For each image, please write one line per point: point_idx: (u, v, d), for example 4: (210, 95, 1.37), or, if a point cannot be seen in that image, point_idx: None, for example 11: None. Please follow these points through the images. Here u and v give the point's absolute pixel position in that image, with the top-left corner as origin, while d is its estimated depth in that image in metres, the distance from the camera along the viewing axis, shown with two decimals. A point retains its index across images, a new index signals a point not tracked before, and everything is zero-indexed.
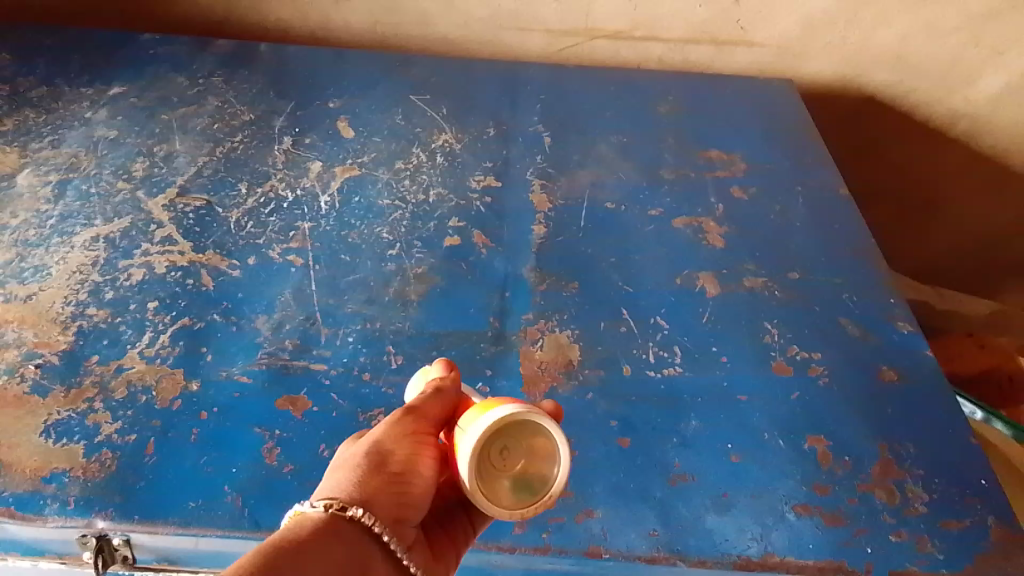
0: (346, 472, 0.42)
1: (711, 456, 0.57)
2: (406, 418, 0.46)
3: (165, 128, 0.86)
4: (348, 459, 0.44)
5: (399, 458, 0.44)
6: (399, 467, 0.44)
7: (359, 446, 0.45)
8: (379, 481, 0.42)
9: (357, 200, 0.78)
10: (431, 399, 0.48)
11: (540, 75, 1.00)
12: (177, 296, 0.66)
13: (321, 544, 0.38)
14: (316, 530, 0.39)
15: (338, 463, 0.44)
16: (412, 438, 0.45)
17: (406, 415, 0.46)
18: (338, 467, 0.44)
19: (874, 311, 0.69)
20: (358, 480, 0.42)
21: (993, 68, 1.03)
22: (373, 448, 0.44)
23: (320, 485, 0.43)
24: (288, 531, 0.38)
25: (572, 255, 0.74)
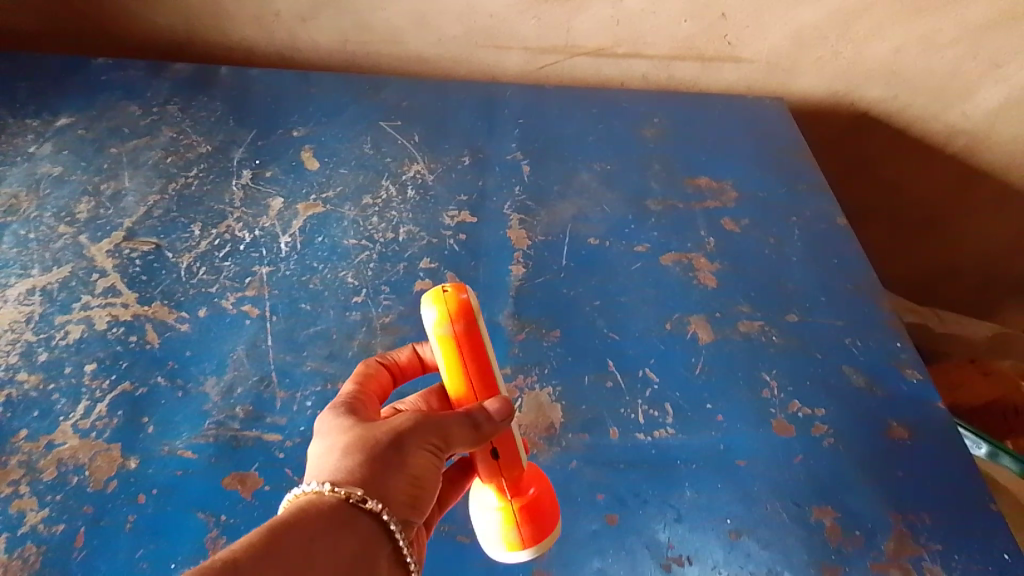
0: (364, 458, 0.39)
1: (708, 533, 0.52)
2: (435, 424, 0.42)
3: (114, 162, 0.80)
4: (361, 441, 0.40)
5: (419, 463, 0.41)
6: (418, 472, 0.41)
7: (375, 427, 0.41)
8: (397, 479, 0.40)
9: (321, 239, 0.73)
10: (468, 424, 0.43)
11: (518, 97, 0.94)
12: (119, 356, 0.60)
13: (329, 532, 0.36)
14: (329, 518, 0.36)
15: (348, 437, 0.41)
16: (434, 447, 0.41)
17: (434, 421, 0.42)
18: (349, 445, 0.40)
19: (880, 357, 0.64)
20: (377, 471, 0.39)
21: (993, 81, 0.98)
22: (394, 441, 0.40)
23: (328, 460, 0.39)
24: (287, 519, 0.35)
25: (554, 298, 0.68)
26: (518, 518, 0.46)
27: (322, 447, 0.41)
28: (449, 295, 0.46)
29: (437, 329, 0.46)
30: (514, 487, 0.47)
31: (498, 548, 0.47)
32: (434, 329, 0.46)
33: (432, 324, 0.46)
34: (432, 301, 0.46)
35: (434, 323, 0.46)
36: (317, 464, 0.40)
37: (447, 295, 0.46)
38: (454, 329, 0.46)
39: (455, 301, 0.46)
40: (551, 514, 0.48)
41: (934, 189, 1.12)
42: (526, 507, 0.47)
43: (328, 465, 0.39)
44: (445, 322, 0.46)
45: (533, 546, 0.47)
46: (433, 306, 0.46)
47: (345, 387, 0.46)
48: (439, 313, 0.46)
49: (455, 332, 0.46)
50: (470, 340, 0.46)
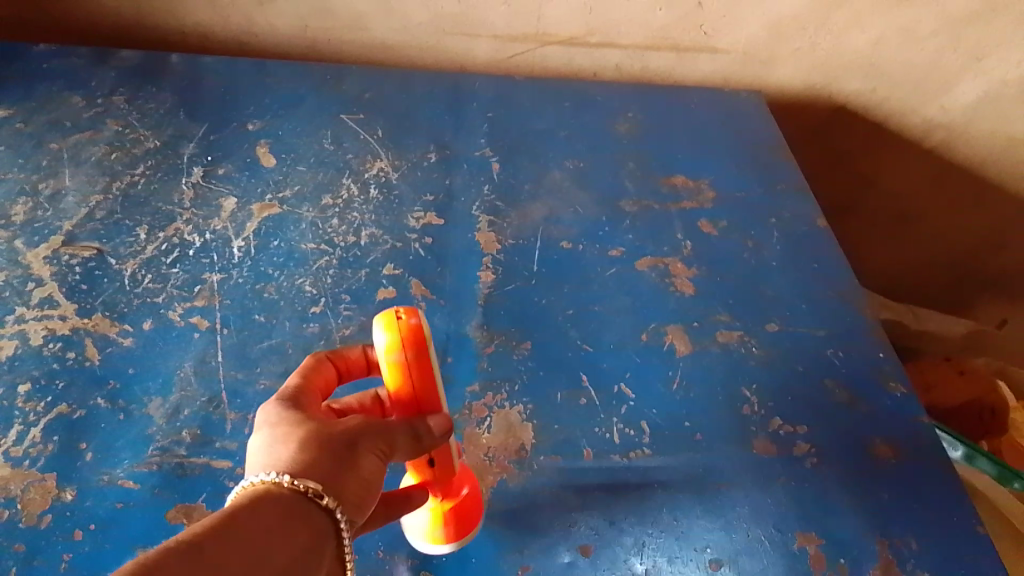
0: (319, 454, 0.38)
1: (687, 564, 0.49)
2: (387, 430, 0.41)
3: (54, 159, 0.74)
4: (316, 437, 0.39)
5: (369, 465, 0.40)
6: (368, 474, 0.40)
7: (327, 425, 0.40)
8: (348, 479, 0.39)
9: (276, 244, 0.68)
10: (413, 434, 0.43)
11: (488, 88, 0.90)
12: (55, 375, 0.56)
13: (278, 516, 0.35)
14: (285, 509, 0.36)
15: (300, 430, 0.39)
16: (383, 452, 0.41)
17: (385, 426, 0.42)
18: (302, 439, 0.39)
19: (863, 370, 0.62)
20: (331, 468, 0.38)
21: (973, 74, 0.96)
22: (347, 441, 0.40)
23: (280, 451, 0.38)
24: (238, 509, 0.35)
25: (524, 307, 0.65)
26: (446, 517, 0.47)
27: (270, 437, 0.39)
28: (401, 320, 0.44)
29: (386, 355, 0.44)
30: (446, 488, 0.48)
31: (421, 540, 0.47)
32: (383, 354, 0.44)
33: (380, 350, 0.44)
34: (383, 326, 0.44)
35: (383, 349, 0.44)
36: (269, 454, 0.38)
37: (399, 321, 0.44)
38: (402, 358, 0.43)
39: (407, 328, 0.44)
40: (475, 514, 0.49)
41: (911, 183, 1.10)
42: (455, 508, 0.48)
43: (281, 456, 0.38)
44: (393, 350, 0.43)
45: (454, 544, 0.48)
46: (384, 331, 0.44)
47: (289, 382, 0.44)
48: (389, 340, 0.43)
49: (402, 362, 0.44)
50: (418, 370, 0.44)
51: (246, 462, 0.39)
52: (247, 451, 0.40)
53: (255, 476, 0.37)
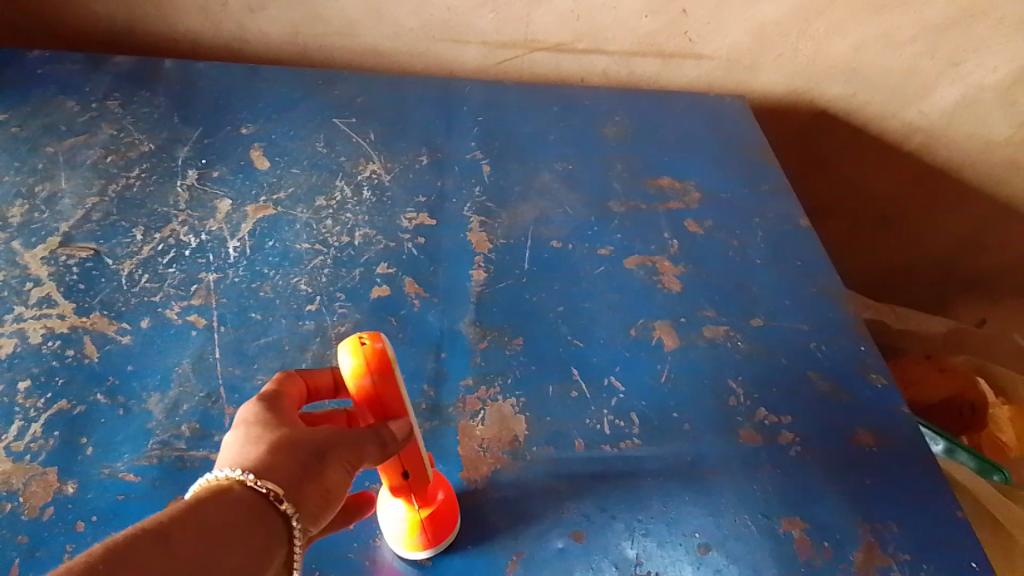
0: (287, 460, 0.39)
1: (676, 549, 0.50)
2: (358, 444, 0.42)
3: (50, 162, 0.75)
4: (287, 443, 0.40)
5: (335, 477, 0.41)
6: (332, 485, 0.41)
7: (300, 433, 0.41)
8: (311, 487, 0.40)
9: (271, 244, 0.69)
10: (382, 448, 0.44)
11: (478, 93, 0.92)
12: (55, 372, 0.56)
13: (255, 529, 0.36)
14: (246, 509, 0.37)
15: (273, 434, 0.41)
16: (350, 465, 0.42)
17: (356, 439, 0.42)
18: (274, 443, 0.40)
19: (846, 363, 0.64)
20: (295, 475, 0.39)
21: (950, 79, 0.99)
22: (317, 451, 0.41)
23: (251, 451, 0.40)
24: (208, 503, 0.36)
25: (516, 304, 0.66)
26: (422, 526, 0.48)
27: (244, 435, 0.41)
28: (366, 346, 0.44)
29: (351, 380, 0.44)
30: (422, 498, 0.48)
31: (399, 546, 0.48)
32: (348, 378, 0.44)
33: (345, 374, 0.44)
34: (349, 351, 0.44)
35: (348, 373, 0.44)
36: (240, 452, 0.40)
37: (364, 346, 0.44)
38: (367, 383, 0.44)
39: (371, 352, 0.44)
40: (452, 517, 0.50)
41: (891, 186, 1.13)
42: (431, 515, 0.48)
43: (250, 455, 0.39)
44: (358, 376, 0.44)
45: (433, 548, 0.49)
46: (349, 356, 0.44)
47: (268, 383, 0.45)
48: (354, 365, 0.44)
49: (367, 386, 0.44)
50: (382, 395, 0.44)
51: (218, 457, 0.40)
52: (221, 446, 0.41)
53: (221, 470, 0.38)
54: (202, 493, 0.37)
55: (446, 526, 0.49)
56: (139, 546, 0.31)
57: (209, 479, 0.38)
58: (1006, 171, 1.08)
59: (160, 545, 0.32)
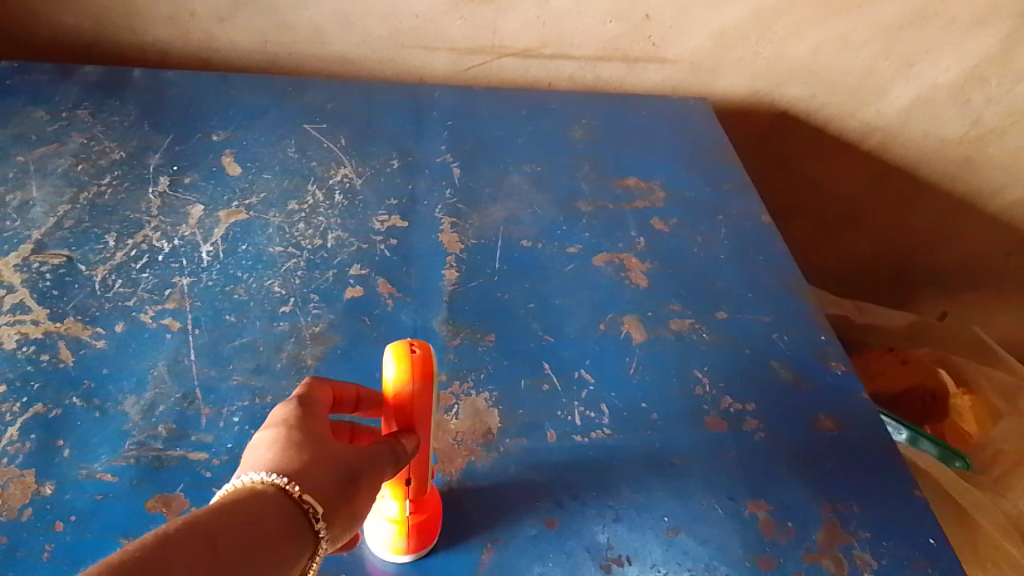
0: (325, 475, 0.40)
1: (646, 532, 0.52)
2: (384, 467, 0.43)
3: (20, 171, 0.76)
4: (324, 457, 0.41)
5: (362, 497, 0.41)
6: (358, 506, 0.41)
7: (336, 449, 0.42)
8: (342, 506, 0.40)
9: (244, 248, 0.70)
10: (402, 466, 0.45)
11: (447, 98, 0.93)
12: (29, 377, 0.57)
13: (284, 565, 0.36)
14: (284, 519, 0.37)
15: (310, 443, 0.41)
16: (376, 487, 0.43)
17: (381, 459, 0.43)
18: (311, 454, 0.41)
19: (807, 352, 0.66)
20: (331, 490, 0.40)
21: (905, 79, 1.02)
22: (351, 471, 0.41)
23: (290, 456, 0.40)
24: (249, 508, 0.36)
25: (487, 302, 0.67)
26: (409, 531, 0.47)
27: (281, 438, 0.41)
28: (412, 353, 0.46)
29: (394, 384, 0.46)
30: (416, 503, 0.48)
31: (383, 549, 0.48)
32: (391, 383, 0.46)
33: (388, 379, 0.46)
34: (395, 356, 0.46)
35: (393, 378, 0.46)
36: (280, 456, 0.40)
37: (410, 354, 0.46)
38: (409, 389, 0.46)
39: (415, 361, 0.46)
40: (440, 524, 0.49)
41: (852, 185, 1.16)
42: (422, 521, 0.48)
43: (290, 461, 0.39)
44: (403, 381, 0.45)
45: (417, 553, 0.49)
46: (395, 362, 0.46)
47: (297, 389, 0.46)
48: (399, 371, 0.46)
49: (409, 392, 0.46)
50: (420, 402, 0.46)
51: (250, 455, 0.40)
52: (250, 445, 0.41)
53: (264, 471, 0.38)
54: (243, 494, 0.37)
55: (432, 534, 0.49)
56: (185, 545, 0.32)
57: (250, 477, 0.38)
58: (961, 168, 1.12)
59: (204, 548, 0.32)
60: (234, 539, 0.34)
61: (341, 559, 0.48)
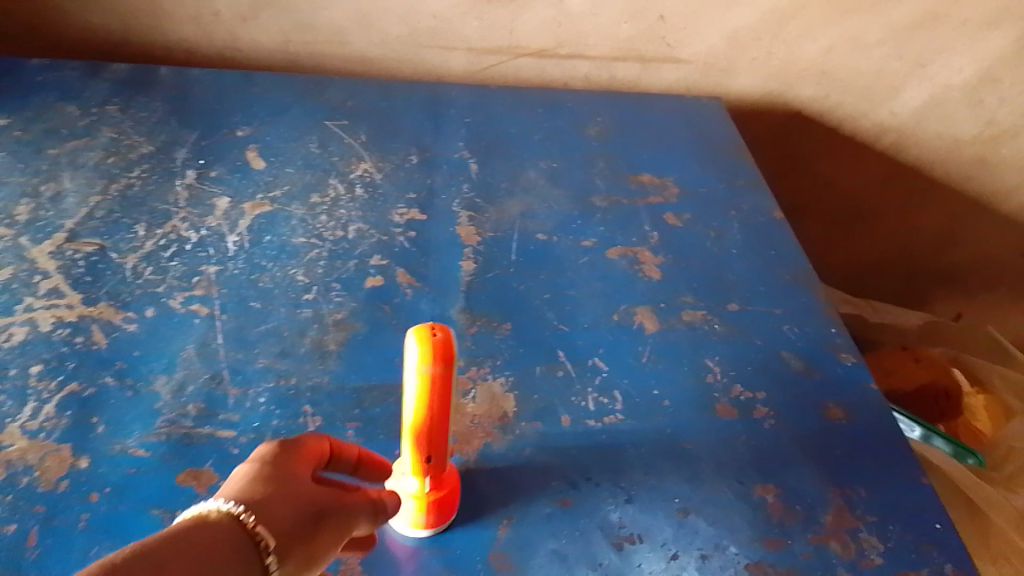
0: (287, 514, 0.40)
1: (658, 513, 0.53)
2: (349, 517, 0.43)
3: (53, 163, 0.78)
4: (288, 496, 0.41)
5: (322, 543, 0.41)
6: (318, 548, 0.41)
7: (304, 490, 0.42)
8: (299, 546, 0.40)
9: (269, 238, 0.73)
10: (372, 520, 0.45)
11: (464, 97, 0.95)
12: (65, 358, 0.59)
13: None
14: (235, 546, 0.37)
15: (280, 479, 0.42)
16: (341, 534, 0.43)
17: (348, 508, 0.44)
18: (278, 492, 0.41)
19: (817, 343, 0.67)
20: (290, 526, 0.40)
21: (918, 79, 1.03)
22: (315, 516, 0.41)
23: (255, 491, 0.40)
24: (201, 534, 0.36)
25: (504, 293, 0.69)
26: (429, 507, 0.49)
27: (253, 472, 0.42)
28: (434, 336, 0.45)
29: (418, 367, 0.45)
30: (437, 480, 0.50)
31: (403, 523, 0.50)
32: (415, 365, 0.45)
33: (413, 362, 0.45)
34: (417, 338, 0.45)
35: (415, 361, 0.45)
36: (245, 491, 0.40)
37: (432, 336, 0.45)
38: (433, 371, 0.45)
39: (438, 342, 0.45)
40: (457, 500, 0.51)
41: (864, 185, 1.17)
42: (441, 497, 0.50)
43: (253, 495, 0.40)
44: (426, 364, 0.44)
45: (435, 528, 0.50)
46: (417, 344, 0.45)
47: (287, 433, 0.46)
48: (422, 353, 0.44)
49: (434, 375, 0.45)
50: (444, 381, 0.46)
51: (221, 488, 0.41)
52: (227, 478, 0.42)
53: (223, 500, 0.39)
54: (197, 519, 0.37)
55: (450, 510, 0.51)
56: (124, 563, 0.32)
57: (209, 504, 0.38)
58: (973, 168, 1.13)
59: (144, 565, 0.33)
60: (178, 560, 0.34)
61: None
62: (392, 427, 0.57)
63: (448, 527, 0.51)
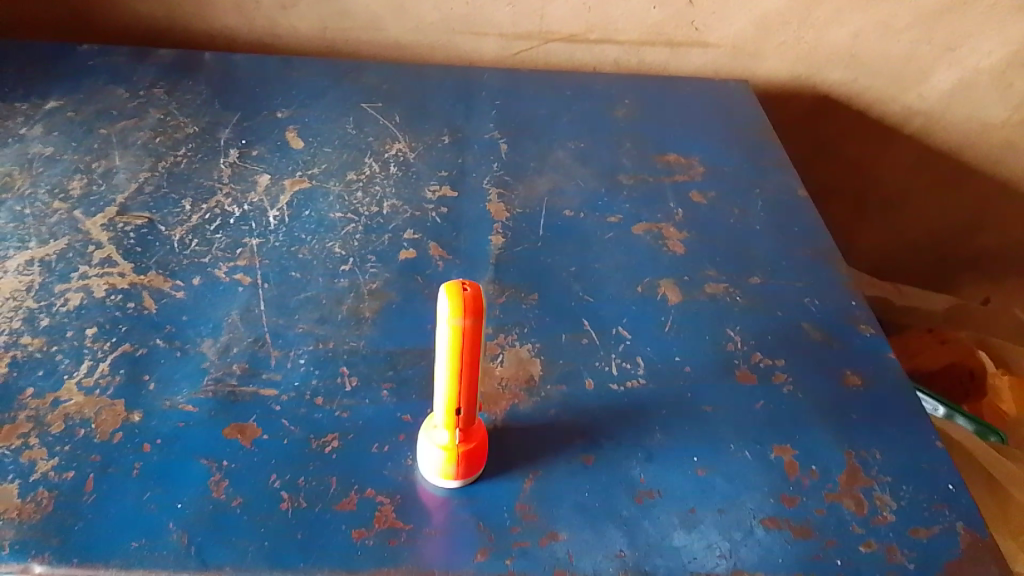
0: None
1: (677, 470, 0.55)
2: None
3: (104, 142, 0.82)
4: None
5: None
6: None
7: None
8: None
9: (308, 213, 0.76)
10: None
11: (495, 80, 0.98)
12: (118, 321, 0.63)
13: None
14: None
15: None
16: None
17: None
18: None
19: (837, 314, 0.69)
20: None
21: (947, 63, 1.04)
22: None
23: None
24: None
25: (532, 265, 0.72)
26: (458, 458, 0.52)
27: None
28: (465, 291, 0.47)
29: (449, 320, 0.47)
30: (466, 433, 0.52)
31: (434, 473, 0.53)
32: (446, 318, 0.47)
33: (445, 315, 0.48)
34: (449, 293, 0.47)
35: (447, 314, 0.47)
36: None
37: (463, 291, 0.48)
38: (464, 324, 0.47)
39: (469, 297, 0.48)
40: (485, 455, 0.54)
41: (893, 169, 1.17)
42: (470, 450, 0.52)
43: None
44: (457, 317, 0.47)
45: (463, 480, 0.53)
46: (449, 298, 0.48)
47: None
48: (453, 306, 0.47)
49: (464, 328, 0.47)
50: (474, 334, 0.48)
51: None
52: None
53: None
54: None
55: (478, 464, 0.53)
56: None
57: None
58: (1003, 152, 1.13)
59: None
60: None
61: (396, 482, 0.53)
62: (424, 388, 0.60)
63: (477, 480, 0.54)
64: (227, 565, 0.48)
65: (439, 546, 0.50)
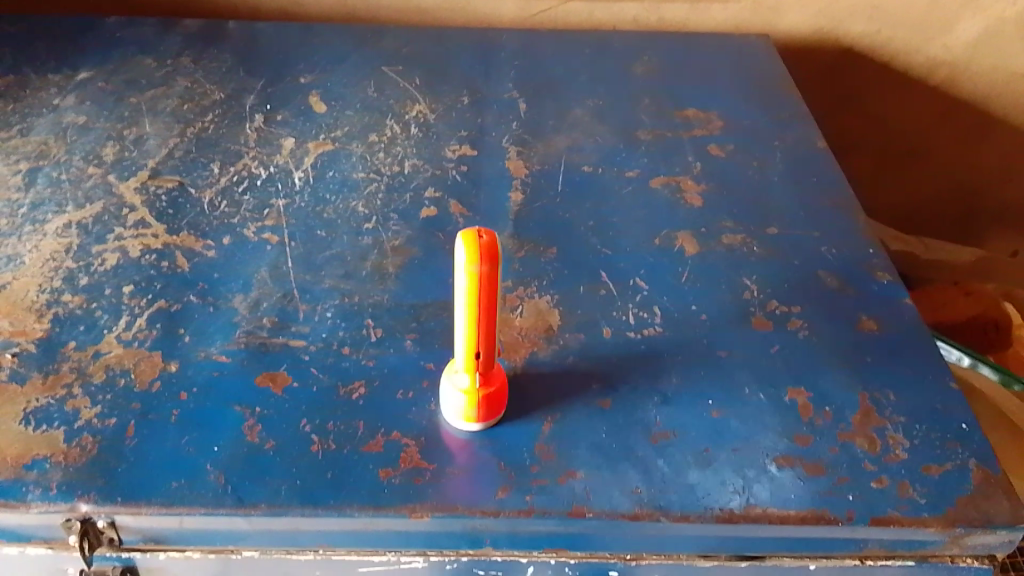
0: None
1: (693, 412, 0.57)
2: None
3: (134, 111, 0.85)
4: None
5: None
6: None
7: None
8: None
9: (331, 174, 0.78)
10: None
11: (514, 41, 0.99)
12: (153, 279, 0.66)
13: None
14: None
15: None
16: None
17: None
18: None
19: (854, 262, 0.69)
20: None
21: (971, 11, 1.03)
22: None
23: None
24: None
25: (550, 220, 0.73)
26: (479, 401, 0.54)
27: None
28: (480, 238, 0.49)
29: (466, 266, 0.49)
30: (486, 377, 0.54)
31: (456, 416, 0.55)
32: (464, 265, 0.49)
33: (462, 262, 0.49)
34: (465, 240, 0.49)
35: (463, 261, 0.49)
36: None
37: (479, 238, 0.49)
38: (480, 270, 0.49)
39: (484, 244, 0.49)
40: (505, 398, 0.56)
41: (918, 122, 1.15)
42: (490, 393, 0.54)
43: None
44: (473, 263, 0.49)
45: (484, 422, 0.55)
46: (465, 245, 0.49)
47: None
48: (469, 253, 0.49)
49: (480, 273, 0.49)
50: (490, 279, 0.50)
51: None
52: None
53: None
54: None
55: (498, 407, 0.55)
56: None
57: None
58: None
59: None
60: None
61: (420, 426, 0.56)
62: (445, 339, 0.62)
63: (497, 424, 0.56)
64: (261, 502, 0.51)
65: (463, 484, 0.52)
